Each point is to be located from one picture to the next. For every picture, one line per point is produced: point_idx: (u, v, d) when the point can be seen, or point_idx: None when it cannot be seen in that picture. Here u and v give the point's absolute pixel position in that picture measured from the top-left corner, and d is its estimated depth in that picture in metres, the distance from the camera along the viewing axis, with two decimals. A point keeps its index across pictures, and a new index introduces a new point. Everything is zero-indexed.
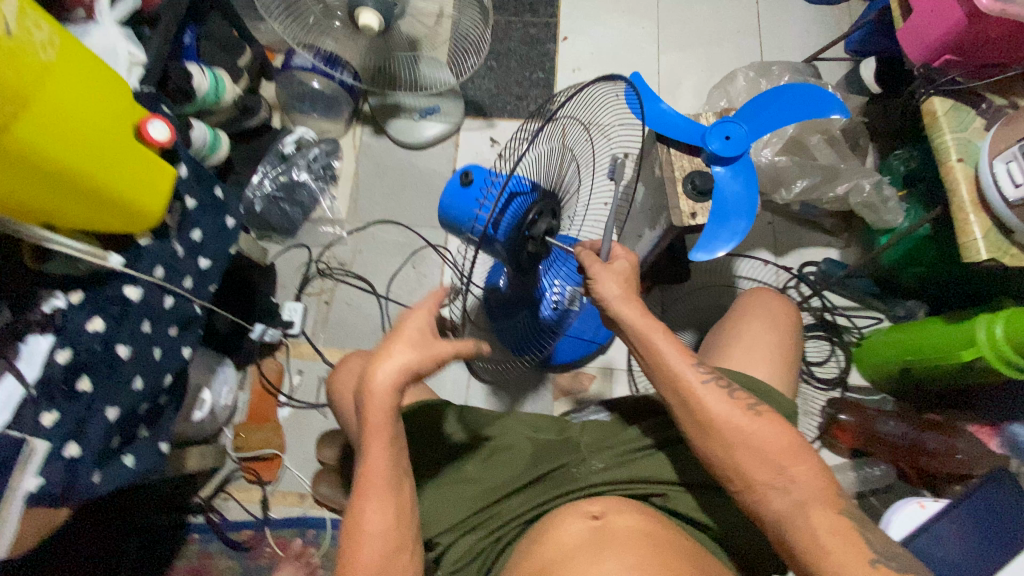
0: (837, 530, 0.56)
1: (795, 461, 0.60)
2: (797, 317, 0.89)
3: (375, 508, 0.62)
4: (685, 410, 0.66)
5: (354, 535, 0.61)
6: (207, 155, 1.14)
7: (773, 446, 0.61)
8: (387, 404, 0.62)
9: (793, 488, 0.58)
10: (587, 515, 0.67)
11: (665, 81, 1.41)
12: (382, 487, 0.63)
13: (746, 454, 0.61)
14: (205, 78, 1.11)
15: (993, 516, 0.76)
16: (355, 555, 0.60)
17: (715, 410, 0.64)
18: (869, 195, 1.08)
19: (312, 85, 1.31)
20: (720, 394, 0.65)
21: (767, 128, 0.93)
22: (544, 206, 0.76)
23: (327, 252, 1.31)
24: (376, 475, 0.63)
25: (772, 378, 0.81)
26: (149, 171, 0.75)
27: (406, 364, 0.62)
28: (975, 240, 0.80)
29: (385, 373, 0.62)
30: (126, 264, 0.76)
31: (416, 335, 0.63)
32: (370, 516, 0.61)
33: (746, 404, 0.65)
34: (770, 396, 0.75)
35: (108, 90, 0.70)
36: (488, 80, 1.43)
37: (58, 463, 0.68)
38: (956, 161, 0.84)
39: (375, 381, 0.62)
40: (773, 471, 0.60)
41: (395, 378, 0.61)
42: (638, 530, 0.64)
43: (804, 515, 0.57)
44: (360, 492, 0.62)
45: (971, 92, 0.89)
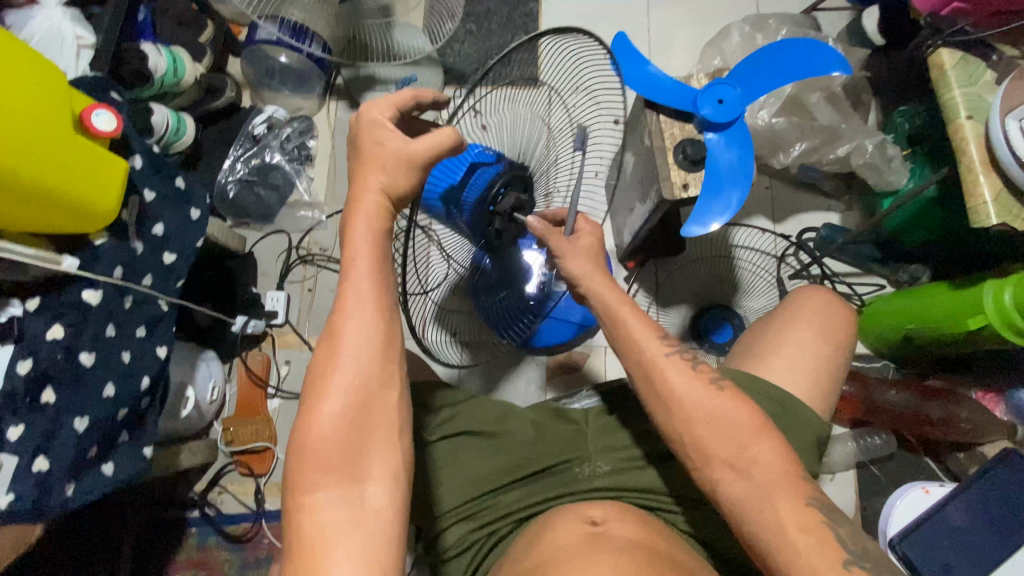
0: (807, 527, 0.53)
1: (755, 440, 0.58)
2: (854, 325, 0.81)
3: (357, 332, 0.54)
4: (647, 383, 0.64)
5: (326, 368, 0.53)
6: (171, 142, 1.08)
7: (736, 424, 0.59)
8: (373, 221, 0.57)
9: (753, 474, 0.57)
10: (587, 520, 0.65)
11: (656, 41, 1.32)
12: (368, 309, 0.54)
13: (707, 428, 0.60)
14: (162, 57, 1.03)
15: (1000, 501, 0.87)
16: (326, 389, 0.52)
17: (675, 383, 0.62)
18: (872, 156, 1.03)
19: (280, 60, 1.24)
20: (682, 368, 0.63)
21: (763, 90, 0.86)
22: (515, 175, 0.65)
23: (307, 238, 1.26)
24: (360, 293, 0.54)
25: (811, 394, 0.75)
26: (102, 166, 0.70)
27: (381, 180, 0.57)
28: (985, 204, 0.75)
29: (363, 189, 0.57)
30: (82, 267, 0.71)
31: (390, 141, 0.57)
32: (348, 343, 0.53)
33: (709, 379, 0.63)
34: (802, 419, 0.71)
35: (47, 82, 0.64)
36: (468, 46, 1.34)
37: (27, 479, 0.64)
38: (965, 118, 0.78)
39: (357, 202, 0.57)
40: (735, 450, 0.58)
41: (379, 201, 0.57)
42: (636, 542, 0.61)
43: (767, 502, 0.55)
44: (338, 312, 0.54)
45: (980, 42, 0.83)
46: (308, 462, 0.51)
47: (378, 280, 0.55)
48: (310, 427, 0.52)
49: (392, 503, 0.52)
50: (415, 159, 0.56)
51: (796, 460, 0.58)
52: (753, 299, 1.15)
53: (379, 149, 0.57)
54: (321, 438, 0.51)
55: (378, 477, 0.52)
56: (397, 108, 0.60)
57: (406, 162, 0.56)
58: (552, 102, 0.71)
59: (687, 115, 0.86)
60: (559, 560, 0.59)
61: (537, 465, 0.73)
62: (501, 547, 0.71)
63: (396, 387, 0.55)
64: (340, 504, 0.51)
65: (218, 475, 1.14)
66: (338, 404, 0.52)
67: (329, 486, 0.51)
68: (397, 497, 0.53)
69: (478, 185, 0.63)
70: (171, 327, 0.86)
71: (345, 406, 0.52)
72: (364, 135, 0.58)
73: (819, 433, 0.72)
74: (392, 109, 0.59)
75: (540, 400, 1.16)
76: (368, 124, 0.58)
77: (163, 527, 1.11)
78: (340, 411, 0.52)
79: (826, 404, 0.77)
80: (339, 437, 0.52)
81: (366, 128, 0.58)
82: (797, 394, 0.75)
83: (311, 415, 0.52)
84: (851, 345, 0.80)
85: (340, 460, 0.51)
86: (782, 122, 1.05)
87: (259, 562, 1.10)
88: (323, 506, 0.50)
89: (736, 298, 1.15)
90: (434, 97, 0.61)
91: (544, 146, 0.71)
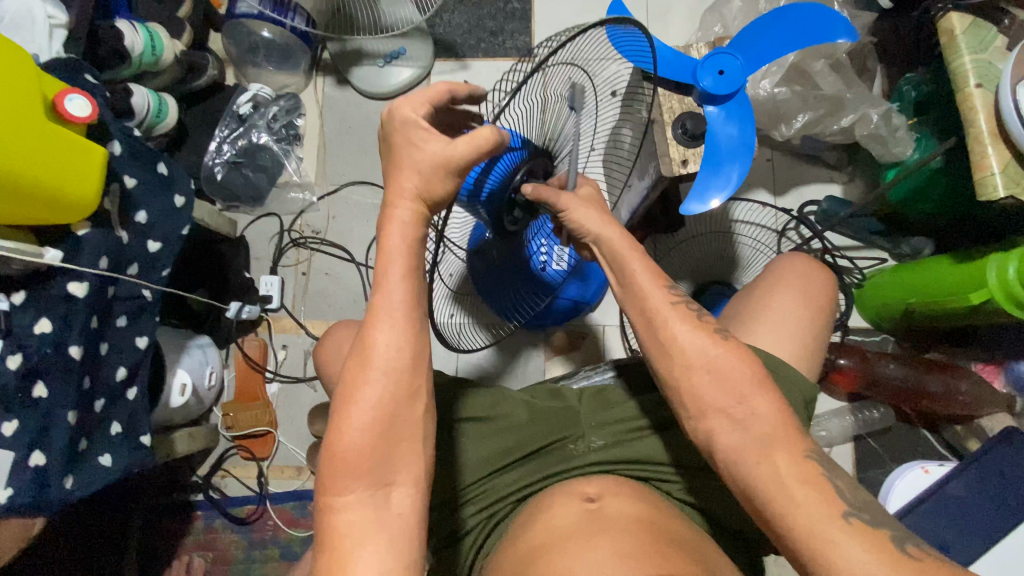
0: (805, 479, 0.49)
1: (755, 393, 0.54)
2: (835, 290, 0.81)
3: (387, 343, 0.53)
4: (648, 331, 0.62)
5: (357, 377, 0.53)
6: (154, 124, 1.05)
7: (736, 374, 0.56)
8: (407, 228, 0.56)
9: (751, 426, 0.53)
10: (582, 499, 0.66)
11: (653, 6, 1.27)
12: (398, 320, 0.54)
13: (707, 382, 0.56)
14: (139, 35, 0.99)
15: (1003, 478, 0.88)
16: (355, 399, 0.52)
17: (679, 333, 0.59)
18: (877, 127, 1.00)
19: (262, 35, 1.19)
20: (686, 318, 0.60)
21: (766, 59, 0.83)
22: (536, 164, 0.66)
23: (299, 220, 1.24)
24: (392, 303, 0.54)
25: (798, 358, 0.75)
26: (78, 154, 0.67)
27: (416, 185, 0.56)
28: (993, 175, 0.73)
29: (398, 194, 0.56)
30: (65, 260, 0.69)
31: (426, 143, 0.56)
32: (379, 349, 0.53)
33: (713, 329, 0.60)
34: (794, 383, 0.70)
35: (14, 65, 0.61)
36: (458, 16, 1.29)
37: (25, 474, 0.64)
38: (975, 87, 0.75)
39: (391, 206, 0.56)
40: (734, 400, 0.55)
41: (414, 208, 0.56)
42: (633, 517, 0.61)
43: (762, 457, 0.51)
44: (370, 322, 0.54)
45: (993, 6, 0.79)
46: (336, 469, 0.51)
47: (412, 286, 0.55)
48: (339, 436, 0.52)
49: (416, 512, 0.52)
50: (451, 163, 0.55)
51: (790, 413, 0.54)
52: (752, 275, 1.13)
53: (414, 151, 0.56)
54: (349, 447, 0.51)
55: (406, 481, 0.53)
56: (431, 103, 0.58)
57: (443, 167, 0.55)
58: (578, 84, 0.67)
59: (685, 87, 0.84)
60: (558, 542, 0.59)
61: (532, 446, 0.73)
62: (502, 527, 0.71)
63: (423, 399, 0.55)
64: (366, 507, 0.51)
65: (221, 460, 1.15)
66: (367, 414, 0.52)
67: (357, 492, 0.51)
68: (421, 506, 0.53)
69: (502, 170, 0.63)
70: (156, 317, 0.84)
71: (373, 417, 0.52)
72: (397, 136, 0.57)
73: (807, 394, 0.71)
74: (425, 105, 0.57)
75: (540, 379, 1.16)
76: (401, 124, 0.56)
77: (166, 512, 1.12)
78: (368, 420, 0.52)
79: (813, 368, 0.77)
80: (367, 447, 0.52)
81: (399, 127, 0.57)
82: (785, 358, 0.75)
83: (339, 423, 0.52)
84: (834, 309, 0.80)
85: (368, 470, 0.51)
86: (784, 92, 1.02)
87: (265, 542, 1.11)
88: (351, 513, 0.51)
89: (735, 273, 1.13)
90: (467, 92, 0.60)
91: (557, 127, 0.67)
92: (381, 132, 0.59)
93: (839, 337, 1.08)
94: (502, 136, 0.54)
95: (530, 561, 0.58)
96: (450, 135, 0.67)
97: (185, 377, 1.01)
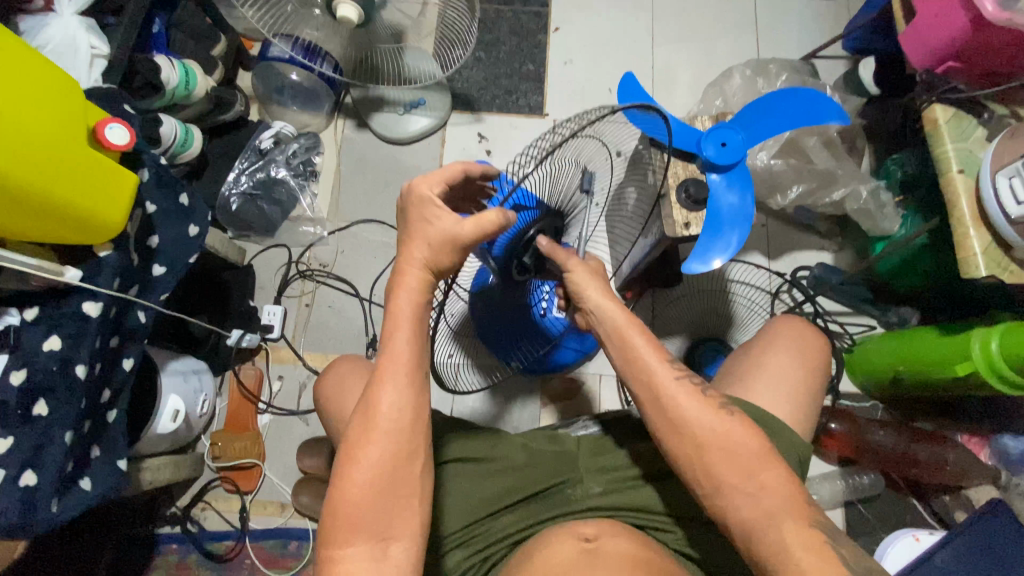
0: (809, 545, 0.52)
1: (764, 469, 0.57)
2: (828, 352, 0.83)
3: (391, 402, 0.56)
4: (655, 410, 0.62)
5: (361, 437, 0.56)
6: (178, 152, 1.09)
7: (746, 451, 0.58)
8: (414, 294, 0.59)
9: (763, 497, 0.55)
10: (580, 537, 0.65)
11: (659, 78, 1.36)
12: (403, 380, 0.57)
13: (717, 456, 0.58)
14: (175, 71, 1.05)
15: (989, 549, 0.87)
16: (359, 457, 0.55)
17: (687, 408, 0.61)
18: (866, 202, 1.07)
19: (291, 77, 1.25)
20: (693, 395, 0.62)
21: (765, 135, 0.90)
22: (547, 223, 0.68)
23: (307, 253, 1.27)
24: (397, 362, 0.57)
25: (794, 418, 0.77)
26: (111, 179, 0.70)
27: (425, 256, 0.60)
28: (975, 255, 0.78)
29: (408, 262, 0.60)
30: (84, 278, 0.70)
31: (438, 220, 0.60)
32: (384, 410, 0.56)
33: (719, 404, 0.62)
34: (786, 437, 0.71)
35: (62, 95, 0.65)
36: (477, 72, 1.37)
37: (12, 493, 0.63)
38: (957, 172, 0.82)
39: (402, 274, 0.60)
40: (744, 476, 0.57)
41: (421, 276, 0.60)
42: (629, 555, 0.61)
43: (773, 525, 0.53)
44: (376, 382, 0.57)
45: (973, 101, 0.87)
46: (338, 523, 0.54)
47: (418, 348, 0.58)
48: (340, 491, 0.54)
49: (412, 567, 0.55)
50: (459, 240, 0.58)
51: (793, 487, 0.56)
52: (748, 333, 1.16)
53: (427, 227, 0.60)
54: (351, 502, 0.54)
55: (403, 537, 0.55)
56: (445, 182, 0.62)
57: (450, 243, 0.59)
58: (595, 154, 0.70)
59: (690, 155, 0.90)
60: None
61: (529, 488, 0.73)
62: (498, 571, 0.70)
63: (422, 458, 0.57)
64: (365, 561, 0.53)
65: (203, 491, 1.12)
66: (370, 472, 0.55)
67: (357, 546, 0.54)
68: (417, 560, 0.55)
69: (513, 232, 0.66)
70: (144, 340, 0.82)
71: (375, 474, 0.55)
72: (413, 212, 0.61)
73: (800, 453, 0.72)
74: (441, 185, 0.62)
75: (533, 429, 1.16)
76: (418, 200, 0.61)
77: (142, 543, 1.08)
78: (371, 479, 0.55)
79: (808, 426, 0.79)
80: (368, 503, 0.54)
81: (416, 203, 0.61)
82: (781, 415, 0.76)
83: (342, 480, 0.55)
84: (828, 369, 0.83)
85: (368, 525, 0.54)
86: (779, 164, 1.09)
87: None
88: (352, 563, 0.53)
89: (731, 331, 1.16)
90: (482, 171, 0.65)
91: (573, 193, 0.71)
92: (400, 204, 0.63)
93: (830, 400, 1.12)
94: (507, 217, 0.57)
95: None
96: (464, 203, 0.70)
97: (178, 402, 0.99)
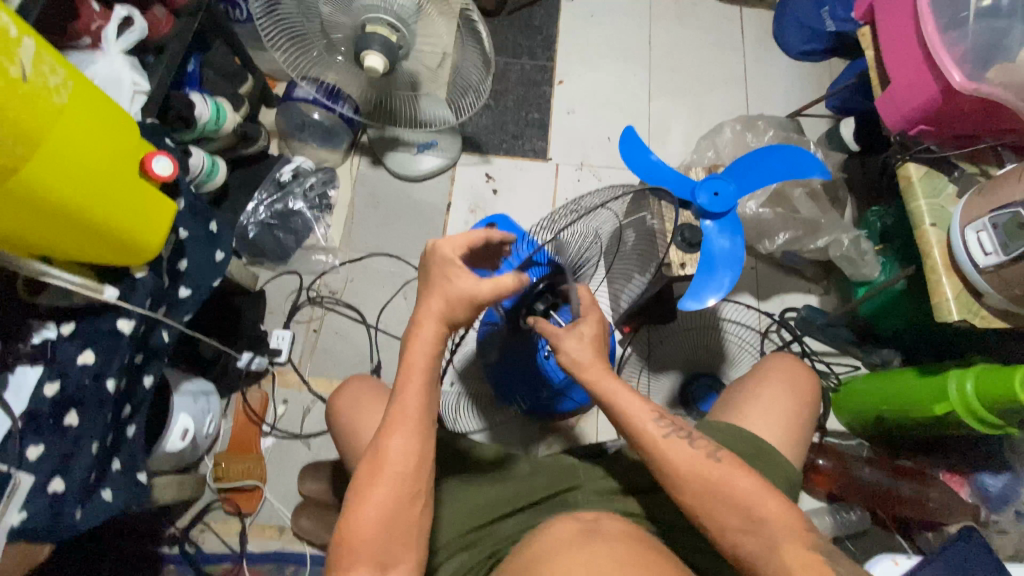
0: (807, 564, 0.55)
1: (767, 501, 0.60)
2: (817, 388, 0.89)
3: (399, 449, 0.61)
4: (653, 461, 0.64)
5: (370, 478, 0.60)
6: (203, 181, 1.15)
7: (736, 491, 0.60)
8: (428, 346, 0.64)
9: (760, 528, 0.58)
10: (577, 520, 0.68)
11: (655, 128, 1.46)
12: (412, 429, 0.62)
13: (716, 503, 0.60)
14: (207, 107, 1.12)
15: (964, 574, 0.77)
16: (366, 496, 0.59)
17: (679, 459, 0.63)
18: (848, 250, 1.14)
19: (312, 116, 1.34)
20: (683, 445, 0.64)
21: (753, 185, 0.98)
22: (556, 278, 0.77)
23: (318, 281, 1.32)
24: (408, 411, 0.62)
25: (785, 447, 0.81)
26: (153, 207, 0.75)
27: (441, 309, 0.64)
28: (947, 301, 0.85)
29: (425, 315, 0.65)
30: (120, 297, 0.74)
31: (458, 279, 0.64)
32: (394, 454, 0.60)
33: (709, 454, 0.64)
34: (778, 466, 0.75)
35: (119, 129, 0.70)
36: (486, 117, 1.46)
37: (41, 500, 0.66)
38: (929, 226, 0.89)
39: (419, 326, 0.65)
40: (743, 518, 0.59)
41: (437, 328, 0.65)
42: (626, 530, 0.66)
43: (775, 556, 0.57)
44: (388, 427, 0.62)
45: (943, 160, 0.95)
46: (344, 553, 0.58)
47: (427, 395, 0.63)
48: (349, 524, 0.59)
49: None
50: (475, 299, 0.64)
51: (791, 510, 0.60)
52: (739, 369, 1.22)
53: (447, 283, 0.65)
54: (358, 535, 0.58)
55: (400, 568, 0.60)
56: (468, 246, 0.67)
57: (467, 300, 0.64)
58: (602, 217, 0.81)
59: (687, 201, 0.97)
60: (549, 555, 0.61)
61: (535, 495, 0.78)
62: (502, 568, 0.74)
63: (423, 500, 0.62)
64: None
65: (203, 512, 1.13)
66: (376, 511, 0.59)
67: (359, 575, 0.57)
68: None
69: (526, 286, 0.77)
70: (164, 360, 0.87)
71: (380, 513, 0.59)
72: (435, 270, 0.66)
73: (790, 477, 0.76)
74: (463, 248, 0.66)
75: None
76: (439, 260, 0.65)
77: (138, 563, 1.08)
78: (377, 516, 0.59)
79: (798, 457, 0.83)
80: (373, 537, 0.58)
81: (438, 262, 0.65)
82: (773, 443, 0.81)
83: (351, 515, 0.59)
84: (817, 401, 0.88)
85: (371, 556, 0.58)
86: (767, 212, 1.17)
87: None
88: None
89: (722, 368, 1.22)
90: (501, 237, 0.68)
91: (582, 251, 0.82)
92: (422, 259, 0.68)
93: (818, 439, 1.17)
94: (523, 282, 0.64)
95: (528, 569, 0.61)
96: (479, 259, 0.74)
97: (188, 421, 1.02)
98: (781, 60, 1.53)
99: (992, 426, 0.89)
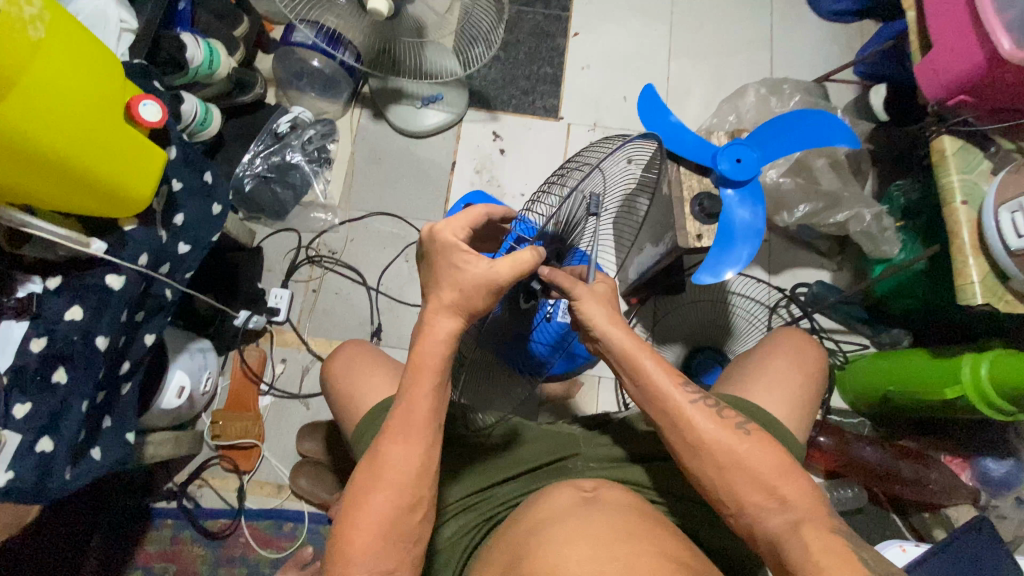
0: (829, 549, 0.52)
1: (783, 481, 0.58)
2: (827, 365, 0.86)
3: (400, 459, 0.58)
4: (675, 434, 0.63)
5: (371, 486, 0.58)
6: (196, 131, 1.09)
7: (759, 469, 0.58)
8: (440, 345, 0.59)
9: (789, 507, 0.57)
10: (580, 488, 0.66)
11: (674, 89, 1.39)
12: (414, 436, 0.59)
13: (739, 478, 0.59)
14: (199, 49, 1.05)
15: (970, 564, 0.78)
16: (367, 505, 0.57)
17: (703, 429, 0.61)
18: (869, 225, 1.10)
19: (311, 63, 1.26)
20: (708, 414, 0.62)
21: (778, 154, 0.93)
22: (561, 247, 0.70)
23: (318, 239, 1.28)
24: (413, 418, 0.59)
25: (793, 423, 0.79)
26: (142, 155, 0.70)
27: (454, 301, 0.59)
28: (972, 284, 0.81)
29: (436, 310, 0.59)
30: (109, 251, 0.71)
31: (468, 265, 0.58)
32: (395, 463, 0.58)
33: (734, 424, 0.62)
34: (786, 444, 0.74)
35: (103, 69, 0.65)
36: (495, 71, 1.38)
37: (29, 458, 0.64)
38: (960, 204, 0.85)
39: (430, 322, 0.60)
40: (765, 492, 0.58)
41: (450, 324, 0.59)
42: (629, 503, 0.64)
43: (796, 536, 0.55)
44: (391, 432, 0.59)
45: (982, 134, 0.89)
46: (343, 555, 0.56)
47: (436, 398, 0.60)
48: (349, 529, 0.57)
49: None
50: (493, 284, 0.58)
51: (816, 500, 0.57)
52: (745, 344, 1.18)
53: (456, 272, 0.59)
54: (357, 542, 0.56)
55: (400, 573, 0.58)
56: (470, 227, 0.62)
57: (485, 287, 0.58)
58: (615, 170, 0.73)
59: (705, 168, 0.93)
60: (556, 518, 0.60)
61: (533, 461, 0.77)
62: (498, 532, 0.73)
63: (424, 510, 0.60)
64: None
65: (201, 469, 1.12)
66: (375, 517, 0.57)
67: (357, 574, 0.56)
68: None
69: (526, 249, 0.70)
70: (164, 318, 0.86)
71: (379, 520, 0.57)
72: (441, 260, 0.60)
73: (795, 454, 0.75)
74: (465, 230, 0.61)
75: None
76: (442, 247, 0.60)
77: (136, 516, 1.09)
78: (376, 523, 0.57)
79: (804, 435, 0.81)
80: (372, 544, 0.57)
81: (440, 249, 0.60)
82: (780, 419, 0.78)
83: (351, 521, 0.57)
84: (824, 377, 0.85)
85: (370, 560, 0.56)
86: (787, 183, 1.13)
87: (232, 560, 1.08)
88: None
89: (727, 340, 1.18)
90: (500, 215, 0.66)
91: None
92: (422, 248, 0.62)
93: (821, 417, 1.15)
94: (541, 255, 0.58)
95: (526, 538, 0.60)
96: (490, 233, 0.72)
97: (183, 379, 1.01)
98: (810, 20, 1.43)
99: (1002, 413, 0.88)
